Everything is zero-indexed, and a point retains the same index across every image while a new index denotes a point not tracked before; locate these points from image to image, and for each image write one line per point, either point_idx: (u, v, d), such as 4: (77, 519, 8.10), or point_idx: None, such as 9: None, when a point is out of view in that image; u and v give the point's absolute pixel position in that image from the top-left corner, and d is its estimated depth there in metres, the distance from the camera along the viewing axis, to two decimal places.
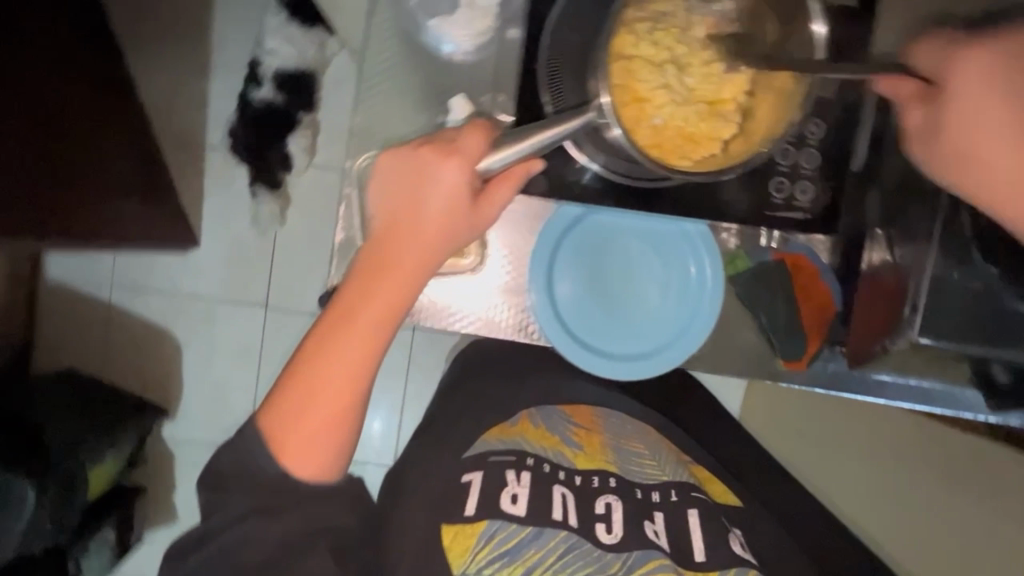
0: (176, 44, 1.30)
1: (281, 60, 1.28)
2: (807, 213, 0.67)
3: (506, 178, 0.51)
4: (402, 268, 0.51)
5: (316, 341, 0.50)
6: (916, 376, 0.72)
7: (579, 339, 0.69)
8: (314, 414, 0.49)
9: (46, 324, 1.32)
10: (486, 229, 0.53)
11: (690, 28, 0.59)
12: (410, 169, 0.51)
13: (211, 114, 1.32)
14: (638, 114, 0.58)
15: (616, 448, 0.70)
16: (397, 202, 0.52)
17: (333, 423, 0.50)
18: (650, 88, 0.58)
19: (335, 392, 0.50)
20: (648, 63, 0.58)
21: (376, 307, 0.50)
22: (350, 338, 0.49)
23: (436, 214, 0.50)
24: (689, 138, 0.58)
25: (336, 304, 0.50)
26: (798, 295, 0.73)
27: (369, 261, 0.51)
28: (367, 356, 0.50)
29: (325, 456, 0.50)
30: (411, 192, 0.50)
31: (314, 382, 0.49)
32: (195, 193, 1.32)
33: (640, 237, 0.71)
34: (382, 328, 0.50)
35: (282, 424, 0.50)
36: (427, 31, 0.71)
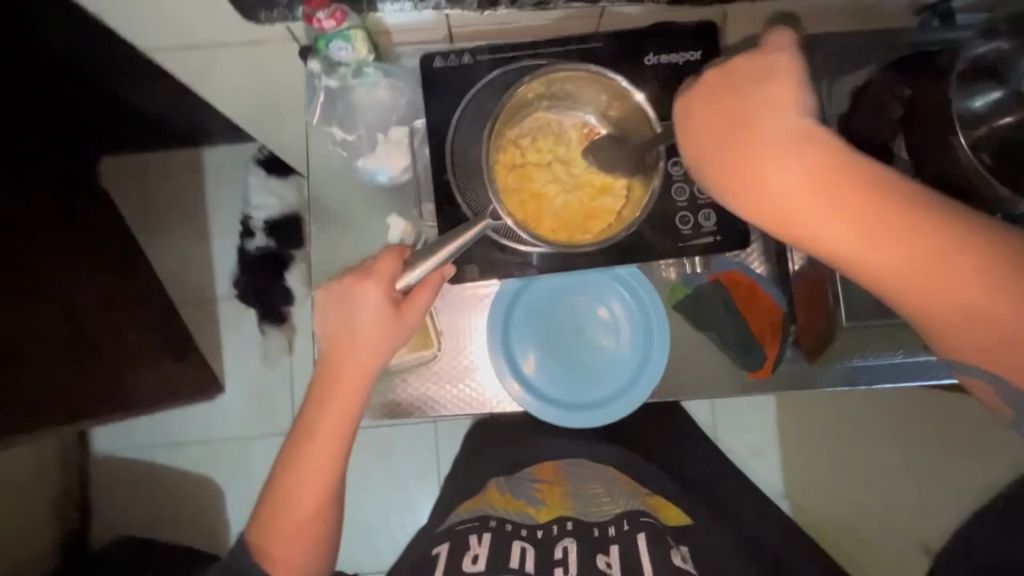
0: (177, 220, 1.49)
1: (268, 211, 1.48)
2: (715, 235, 0.77)
3: (423, 287, 0.66)
4: (341, 400, 0.66)
5: (292, 452, 0.66)
6: (875, 353, 0.77)
7: (550, 396, 0.81)
8: (291, 527, 0.65)
9: (99, 496, 1.41)
10: (416, 327, 0.67)
11: (564, 133, 0.77)
12: (339, 299, 0.65)
13: (216, 270, 1.47)
14: (538, 208, 0.74)
15: (575, 495, 0.80)
16: (334, 326, 0.66)
17: (313, 517, 0.66)
18: (543, 186, 0.75)
19: (305, 505, 0.65)
20: (537, 167, 0.76)
21: (325, 433, 0.66)
22: (310, 463, 0.65)
23: (359, 350, 0.66)
24: (584, 217, 0.74)
25: (297, 434, 0.67)
26: (743, 308, 0.81)
27: (317, 396, 0.67)
28: (324, 474, 0.65)
29: (303, 555, 0.66)
30: (343, 318, 0.65)
31: (286, 503, 0.65)
32: (213, 344, 1.45)
33: (581, 293, 0.83)
34: (331, 450, 0.66)
35: (273, 524, 0.65)
36: (360, 167, 0.85)
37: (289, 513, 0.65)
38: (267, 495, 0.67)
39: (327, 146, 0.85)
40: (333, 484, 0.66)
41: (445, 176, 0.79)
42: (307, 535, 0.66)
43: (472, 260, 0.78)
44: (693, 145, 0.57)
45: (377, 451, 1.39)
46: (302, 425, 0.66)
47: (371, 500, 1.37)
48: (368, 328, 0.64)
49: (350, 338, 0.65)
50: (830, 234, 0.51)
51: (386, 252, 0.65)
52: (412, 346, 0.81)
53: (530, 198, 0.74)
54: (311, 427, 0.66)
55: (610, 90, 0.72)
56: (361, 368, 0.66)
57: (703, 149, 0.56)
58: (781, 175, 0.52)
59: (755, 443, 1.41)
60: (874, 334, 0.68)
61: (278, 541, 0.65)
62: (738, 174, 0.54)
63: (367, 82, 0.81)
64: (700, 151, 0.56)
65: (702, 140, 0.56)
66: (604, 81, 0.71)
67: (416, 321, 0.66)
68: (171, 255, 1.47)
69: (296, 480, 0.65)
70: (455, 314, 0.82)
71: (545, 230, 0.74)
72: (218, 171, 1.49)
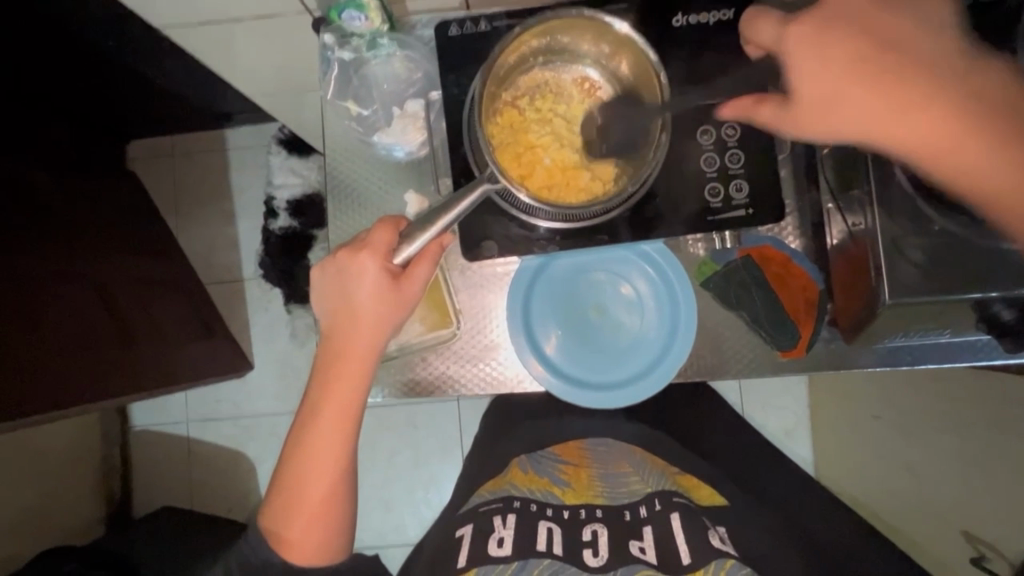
0: (203, 201, 1.51)
1: (289, 190, 1.48)
2: (747, 209, 0.74)
3: (423, 257, 0.64)
4: (345, 376, 0.66)
5: (300, 433, 0.67)
6: (920, 333, 0.73)
7: (568, 373, 0.79)
8: (309, 504, 0.66)
9: (139, 469, 1.47)
10: (417, 300, 0.66)
11: (563, 89, 0.75)
12: (334, 273, 0.65)
13: (243, 251, 1.49)
14: (538, 168, 0.72)
15: (601, 477, 0.79)
16: (333, 302, 0.66)
17: (328, 497, 0.66)
18: (542, 144, 0.73)
19: (318, 482, 0.66)
20: (536, 126, 0.74)
21: (334, 410, 0.66)
22: (320, 441, 0.66)
23: (359, 326, 0.65)
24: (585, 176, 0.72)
25: (304, 413, 0.67)
26: (774, 286, 0.78)
27: (320, 373, 0.67)
28: (334, 450, 0.66)
29: (323, 533, 0.67)
30: (340, 294, 0.65)
31: (299, 480, 0.66)
32: (241, 323, 1.47)
33: (601, 268, 0.81)
34: (341, 427, 0.66)
35: (287, 506, 0.66)
36: (378, 142, 0.84)
37: (304, 490, 0.66)
38: (281, 476, 0.67)
39: (341, 120, 0.84)
40: (345, 461, 0.67)
41: (462, 150, 0.77)
42: (326, 513, 0.66)
43: (491, 237, 0.76)
44: (815, 69, 0.54)
45: (403, 429, 1.40)
46: (308, 404, 0.67)
47: (398, 476, 1.39)
48: (367, 302, 0.64)
49: (349, 313, 0.65)
50: (963, 161, 0.49)
51: (381, 225, 0.64)
52: (430, 326, 0.81)
53: (531, 158, 0.73)
54: (316, 405, 0.66)
55: (606, 37, 0.69)
56: (362, 344, 0.66)
57: (827, 71, 0.53)
58: (916, 98, 0.50)
59: (785, 424, 1.37)
60: (918, 313, 0.64)
61: (297, 519, 0.66)
62: (869, 96, 0.52)
63: (382, 54, 0.81)
64: (823, 73, 0.53)
65: (827, 61, 0.53)
66: (605, 28, 0.68)
67: (417, 294, 0.65)
68: (199, 236, 1.50)
69: (307, 458, 0.66)
70: (474, 292, 0.82)
71: (545, 193, 0.72)
72: (241, 152, 1.50)
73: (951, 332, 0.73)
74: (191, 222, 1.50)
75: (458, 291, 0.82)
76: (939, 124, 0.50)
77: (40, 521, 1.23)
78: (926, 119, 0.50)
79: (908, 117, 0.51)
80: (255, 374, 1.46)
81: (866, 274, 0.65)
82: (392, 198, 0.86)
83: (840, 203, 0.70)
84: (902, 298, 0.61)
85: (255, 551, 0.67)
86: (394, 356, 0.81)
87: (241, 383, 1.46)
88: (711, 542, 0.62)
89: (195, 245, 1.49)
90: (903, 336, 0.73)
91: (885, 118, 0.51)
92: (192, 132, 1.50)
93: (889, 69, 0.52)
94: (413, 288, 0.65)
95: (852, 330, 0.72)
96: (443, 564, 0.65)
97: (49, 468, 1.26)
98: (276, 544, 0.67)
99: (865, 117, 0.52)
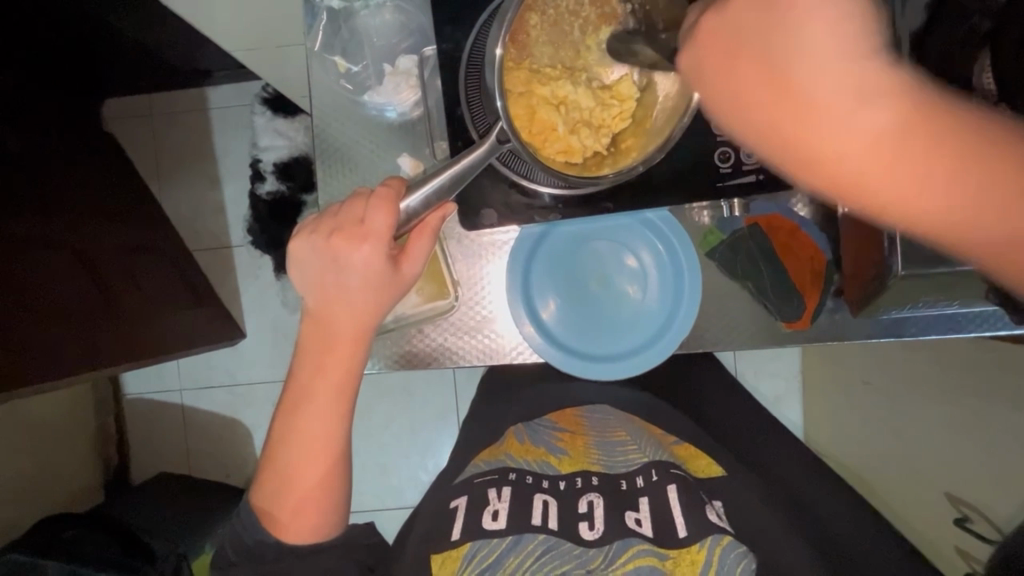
0: (186, 165, 1.44)
1: (275, 153, 1.42)
2: (758, 174, 0.72)
3: (422, 232, 0.61)
4: (338, 361, 0.64)
5: (292, 419, 0.65)
6: (928, 305, 0.72)
7: (565, 343, 0.77)
8: (304, 483, 0.65)
9: (135, 437, 1.47)
10: (416, 275, 0.64)
11: (579, 10, 0.69)
12: (325, 252, 0.61)
13: (231, 217, 1.44)
14: (546, 120, 0.71)
15: (598, 444, 0.79)
16: (321, 282, 0.63)
17: (325, 482, 0.66)
18: (552, 88, 0.71)
19: (314, 466, 0.65)
20: (544, 58, 0.71)
21: (328, 392, 0.64)
22: (314, 426, 0.65)
23: (353, 310, 0.63)
24: (589, 136, 0.71)
25: (295, 397, 0.65)
26: (782, 255, 0.77)
27: (313, 356, 0.65)
28: (332, 430, 0.65)
29: (319, 515, 0.66)
30: (334, 274, 0.62)
31: (293, 463, 0.65)
32: (231, 291, 1.44)
33: (603, 236, 0.78)
34: (336, 412, 0.65)
35: (279, 490, 0.66)
36: (372, 99, 0.79)
37: (298, 477, 0.65)
38: (274, 460, 0.66)
39: (329, 77, 0.80)
40: (340, 444, 0.66)
41: (458, 113, 0.74)
42: (322, 496, 0.66)
43: (490, 205, 0.75)
44: (712, 84, 0.43)
45: (399, 397, 1.40)
46: (298, 385, 0.65)
47: (397, 443, 1.40)
48: (365, 289, 0.61)
49: (347, 298, 0.62)
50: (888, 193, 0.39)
51: (377, 199, 0.58)
52: (428, 297, 0.79)
53: (538, 105, 0.71)
54: (309, 390, 0.65)
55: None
56: (356, 328, 0.64)
57: (726, 84, 0.43)
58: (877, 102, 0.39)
59: (777, 389, 1.38)
60: (928, 283, 0.62)
61: (292, 500, 0.66)
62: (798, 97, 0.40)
63: (372, 3, 0.78)
64: (720, 86, 0.43)
65: (717, 68, 0.43)
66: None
67: (417, 272, 0.63)
68: (182, 200, 1.44)
69: (301, 442, 0.65)
70: (471, 263, 0.80)
71: (546, 152, 0.70)
72: (224, 112, 1.44)
73: (959, 302, 0.72)
74: (175, 188, 1.44)
75: (455, 262, 0.80)
76: (884, 112, 0.38)
77: (41, 490, 1.23)
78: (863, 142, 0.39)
79: (835, 128, 0.39)
80: (247, 343, 1.44)
81: (879, 241, 0.63)
82: (383, 162, 0.81)
83: None
84: (915, 270, 0.59)
85: (247, 529, 0.67)
86: (390, 329, 0.80)
87: (233, 352, 1.44)
88: (708, 517, 0.62)
89: (179, 211, 1.44)
90: (909, 307, 0.72)
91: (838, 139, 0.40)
92: (172, 91, 1.43)
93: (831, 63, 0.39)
94: (412, 265, 0.63)
95: (860, 302, 0.71)
96: (435, 537, 0.64)
97: (47, 437, 1.26)
98: (269, 523, 0.67)
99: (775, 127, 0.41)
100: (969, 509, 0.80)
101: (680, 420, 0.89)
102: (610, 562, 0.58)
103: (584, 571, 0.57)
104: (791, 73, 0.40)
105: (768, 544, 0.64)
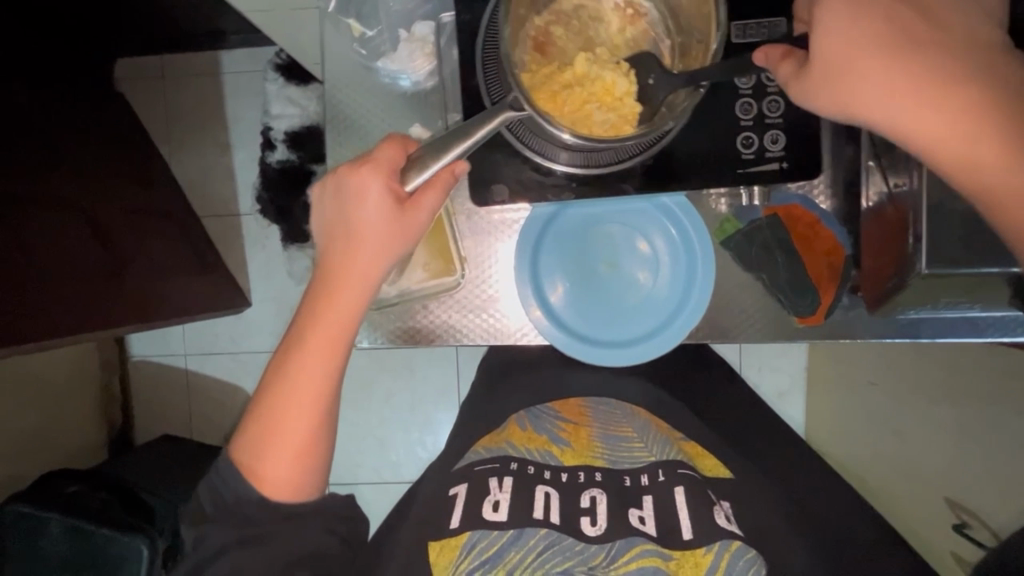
0: (197, 129, 1.43)
1: (287, 121, 1.39)
2: (781, 162, 0.72)
3: (433, 184, 0.60)
4: (335, 301, 0.62)
5: (281, 362, 0.62)
6: (947, 308, 0.70)
7: (566, 325, 0.76)
8: (284, 438, 0.61)
9: (139, 399, 1.48)
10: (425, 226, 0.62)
11: (602, 16, 0.71)
12: (333, 186, 0.62)
13: (240, 184, 1.43)
14: (562, 102, 0.68)
15: (602, 438, 0.78)
16: (327, 220, 0.63)
17: (306, 437, 0.61)
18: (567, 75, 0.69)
19: (298, 417, 0.61)
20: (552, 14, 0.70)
21: (319, 339, 0.61)
22: (302, 372, 0.61)
23: (352, 245, 0.61)
24: (597, 114, 0.68)
25: (288, 344, 0.63)
26: (800, 249, 0.75)
27: (313, 294, 0.63)
28: (318, 378, 0.61)
29: (295, 475, 0.62)
30: (338, 207, 0.62)
31: (274, 412, 0.61)
32: (238, 259, 1.44)
33: (616, 220, 0.76)
34: (326, 358, 0.61)
35: (259, 444, 0.62)
36: (386, 67, 0.77)
37: (280, 429, 0.61)
38: (258, 413, 0.63)
39: (343, 42, 0.77)
40: (328, 397, 0.62)
41: (473, 87, 0.73)
42: (303, 453, 0.62)
43: (501, 179, 0.75)
44: (837, 65, 0.53)
45: (401, 374, 1.40)
46: (294, 329, 0.63)
47: (397, 419, 1.40)
48: (365, 222, 0.60)
49: (352, 236, 0.61)
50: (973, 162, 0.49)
51: (387, 142, 0.62)
52: (433, 273, 0.77)
53: (559, 88, 0.68)
54: (302, 334, 0.62)
55: None
56: (354, 267, 0.61)
57: (853, 64, 0.53)
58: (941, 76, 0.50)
59: (781, 386, 1.37)
60: (952, 286, 0.60)
61: (276, 451, 0.61)
62: (885, 68, 0.52)
63: None
64: (843, 70, 0.53)
65: (847, 53, 0.53)
66: None
67: (423, 215, 0.60)
68: (192, 165, 1.43)
69: (287, 389, 0.61)
70: (480, 240, 0.78)
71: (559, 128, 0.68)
72: (236, 77, 1.42)
73: (981, 307, 0.70)
74: (186, 153, 1.43)
75: (463, 237, 0.78)
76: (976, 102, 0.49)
77: (42, 446, 1.23)
78: (918, 107, 0.51)
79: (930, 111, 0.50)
80: (252, 312, 1.44)
81: (905, 238, 0.60)
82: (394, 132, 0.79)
83: (882, 163, 0.67)
84: (941, 269, 0.57)
85: (221, 485, 0.62)
86: (393, 302, 0.78)
87: (238, 320, 1.45)
88: (716, 520, 0.62)
89: (189, 176, 1.43)
90: (928, 308, 0.70)
91: (906, 100, 0.51)
92: (186, 53, 1.41)
93: (907, 39, 0.52)
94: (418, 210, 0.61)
95: (877, 300, 0.69)
96: (433, 523, 0.64)
97: (51, 395, 1.26)
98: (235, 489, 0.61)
99: (882, 109, 0.52)
100: (966, 515, 0.80)
101: (684, 414, 0.88)
102: (613, 561, 0.58)
103: (586, 568, 0.57)
104: (907, 70, 0.51)
105: (771, 546, 0.63)
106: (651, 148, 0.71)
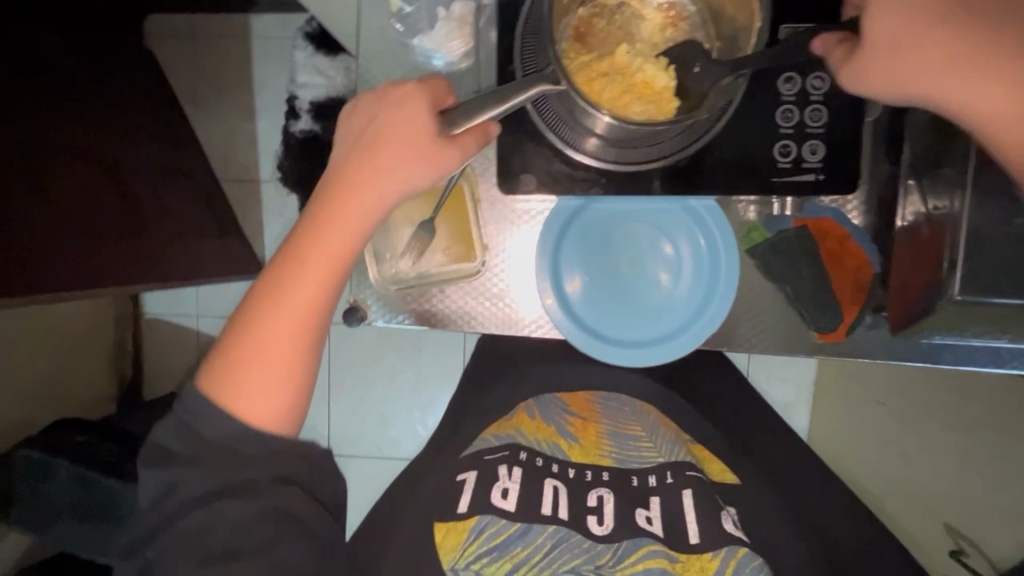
0: (223, 92, 1.42)
1: (313, 90, 1.35)
2: (817, 173, 0.70)
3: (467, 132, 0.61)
4: (346, 216, 0.60)
5: (279, 271, 0.60)
6: (974, 336, 0.69)
7: (580, 318, 0.75)
8: (268, 352, 0.59)
9: (150, 356, 1.50)
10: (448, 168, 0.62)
11: (643, 14, 0.69)
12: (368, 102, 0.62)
13: (263, 151, 1.43)
14: (602, 91, 0.67)
15: (610, 435, 0.77)
16: (354, 133, 0.62)
17: (291, 356, 0.59)
18: (606, 66, 0.67)
19: (287, 330, 0.59)
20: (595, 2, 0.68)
21: (322, 255, 0.59)
22: (302, 286, 0.59)
23: (374, 162, 0.60)
24: (637, 103, 0.66)
25: (287, 253, 0.60)
26: (827, 262, 0.74)
27: (322, 204, 0.61)
28: (316, 297, 0.59)
29: (273, 398, 0.59)
30: (370, 121, 0.61)
31: (264, 319, 0.59)
32: (257, 226, 1.44)
33: (640, 216, 0.76)
34: (327, 278, 0.59)
35: (241, 353, 0.59)
36: (421, 44, 0.76)
37: (266, 339, 0.59)
38: (245, 316, 0.60)
39: (380, 16, 0.76)
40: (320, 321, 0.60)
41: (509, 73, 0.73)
42: (285, 375, 0.59)
43: (530, 170, 0.73)
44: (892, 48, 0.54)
45: (409, 353, 1.41)
46: (297, 238, 0.61)
47: (402, 396, 1.41)
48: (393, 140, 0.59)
49: (375, 152, 0.60)
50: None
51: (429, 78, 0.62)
52: (455, 258, 0.78)
53: (598, 78, 0.67)
54: (305, 245, 0.60)
55: None
56: (371, 185, 0.60)
57: (907, 46, 0.53)
58: (992, 61, 0.51)
59: (788, 397, 1.35)
60: (985, 316, 0.59)
61: (257, 362, 0.59)
62: (941, 49, 0.52)
63: None
64: (898, 54, 0.54)
65: (902, 36, 0.53)
66: None
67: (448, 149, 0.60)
68: (215, 128, 1.43)
69: (281, 298, 0.59)
70: (503, 229, 0.78)
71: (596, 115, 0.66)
72: (266, 43, 1.41)
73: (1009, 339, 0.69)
74: (211, 115, 1.43)
75: (486, 224, 0.77)
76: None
77: (54, 394, 1.25)
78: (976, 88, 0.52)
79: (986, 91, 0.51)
80: None
81: (939, 262, 0.59)
82: None
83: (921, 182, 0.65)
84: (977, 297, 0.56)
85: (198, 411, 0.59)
86: (411, 284, 0.79)
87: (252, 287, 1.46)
88: (724, 526, 0.62)
89: (212, 138, 1.43)
90: (955, 335, 0.68)
91: (963, 80, 0.52)
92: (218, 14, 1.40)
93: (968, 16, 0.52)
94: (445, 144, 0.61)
95: (903, 321, 0.68)
96: (442, 505, 0.64)
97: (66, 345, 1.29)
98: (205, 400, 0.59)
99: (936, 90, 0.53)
100: (966, 543, 0.79)
101: (691, 417, 0.88)
102: (619, 560, 0.58)
103: (592, 567, 0.58)
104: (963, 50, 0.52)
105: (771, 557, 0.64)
106: (683, 150, 0.70)
